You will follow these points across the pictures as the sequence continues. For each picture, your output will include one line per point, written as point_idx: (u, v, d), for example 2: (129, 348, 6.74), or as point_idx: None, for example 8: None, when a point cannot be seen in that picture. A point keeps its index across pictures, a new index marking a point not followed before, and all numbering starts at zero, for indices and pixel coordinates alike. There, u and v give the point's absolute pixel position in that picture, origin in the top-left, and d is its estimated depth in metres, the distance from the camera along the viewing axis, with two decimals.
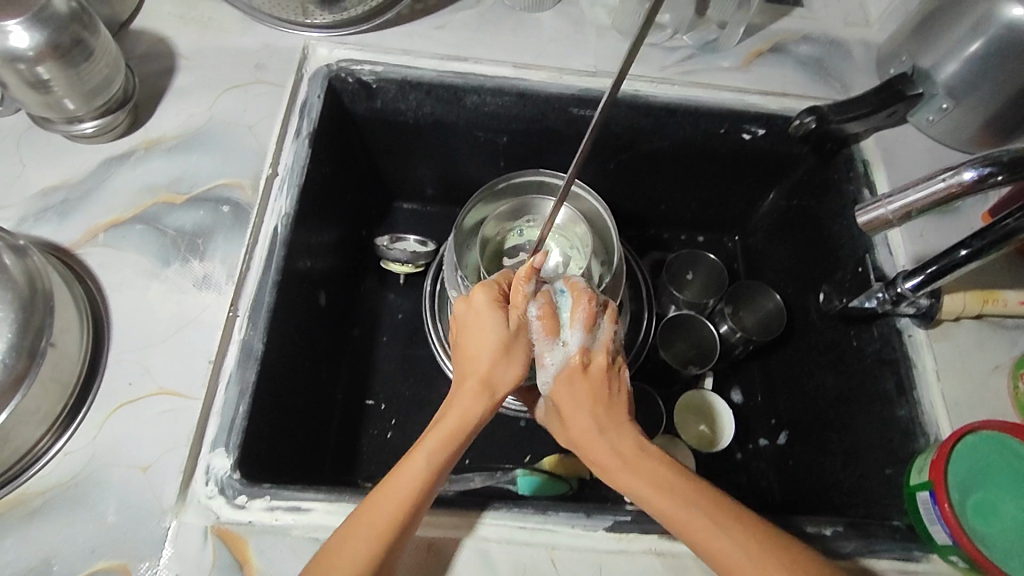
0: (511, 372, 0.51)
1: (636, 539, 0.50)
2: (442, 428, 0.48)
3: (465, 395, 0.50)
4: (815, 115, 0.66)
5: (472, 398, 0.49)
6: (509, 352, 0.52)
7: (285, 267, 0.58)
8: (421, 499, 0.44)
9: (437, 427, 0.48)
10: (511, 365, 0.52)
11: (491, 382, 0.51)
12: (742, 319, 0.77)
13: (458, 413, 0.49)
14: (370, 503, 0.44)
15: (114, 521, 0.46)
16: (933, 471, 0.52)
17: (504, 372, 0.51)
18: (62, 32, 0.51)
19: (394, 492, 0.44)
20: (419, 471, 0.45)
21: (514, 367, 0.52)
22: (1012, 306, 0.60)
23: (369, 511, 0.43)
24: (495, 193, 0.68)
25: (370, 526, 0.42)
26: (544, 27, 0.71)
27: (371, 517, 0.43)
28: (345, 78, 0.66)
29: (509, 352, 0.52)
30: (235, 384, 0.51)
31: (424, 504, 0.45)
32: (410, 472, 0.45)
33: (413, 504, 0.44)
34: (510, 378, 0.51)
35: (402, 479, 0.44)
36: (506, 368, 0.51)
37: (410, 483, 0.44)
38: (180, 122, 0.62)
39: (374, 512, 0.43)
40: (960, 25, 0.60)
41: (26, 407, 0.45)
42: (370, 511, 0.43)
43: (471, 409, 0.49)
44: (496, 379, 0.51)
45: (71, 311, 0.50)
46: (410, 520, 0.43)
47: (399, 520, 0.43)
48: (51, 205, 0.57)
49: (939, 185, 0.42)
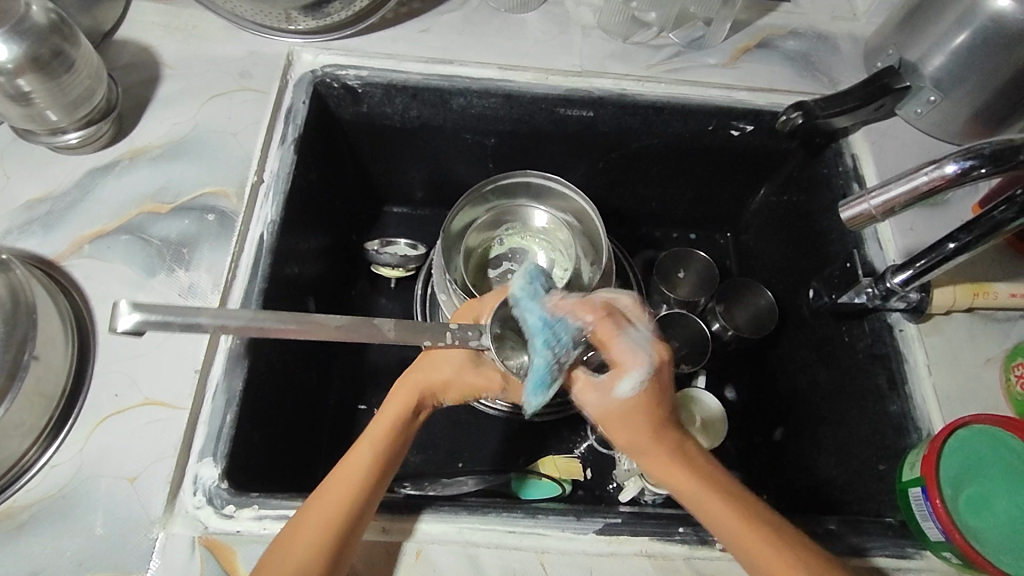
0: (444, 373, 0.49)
1: (627, 541, 0.49)
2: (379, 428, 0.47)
3: (399, 393, 0.49)
4: (802, 110, 0.65)
5: (408, 390, 0.49)
6: (450, 365, 0.49)
7: (272, 274, 0.57)
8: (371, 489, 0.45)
9: (377, 425, 0.48)
10: (452, 369, 0.49)
11: (432, 381, 0.49)
12: (735, 316, 0.76)
13: (395, 401, 0.49)
14: (325, 486, 0.44)
15: (101, 533, 0.46)
16: (923, 467, 0.52)
17: (439, 368, 0.49)
18: (41, 43, 0.51)
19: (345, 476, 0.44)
20: (365, 460, 0.45)
21: (449, 372, 0.49)
22: (1004, 299, 0.59)
23: (324, 494, 0.44)
24: (483, 196, 0.69)
25: (326, 505, 0.43)
26: (531, 28, 0.71)
27: (328, 496, 0.43)
28: (331, 83, 0.66)
29: (460, 367, 0.49)
30: (222, 393, 0.51)
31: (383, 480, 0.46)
32: (357, 464, 0.45)
33: (369, 489, 0.44)
34: (449, 387, 0.49)
35: (349, 473, 0.45)
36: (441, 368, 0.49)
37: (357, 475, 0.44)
38: (165, 131, 0.62)
39: (328, 495, 0.43)
40: (946, 18, 0.60)
41: (11, 419, 0.45)
42: (324, 495, 0.44)
43: (405, 399, 0.49)
44: (433, 380, 0.49)
45: (56, 323, 0.50)
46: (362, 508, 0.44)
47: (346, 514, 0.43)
48: (36, 216, 0.57)
49: (922, 179, 0.42)
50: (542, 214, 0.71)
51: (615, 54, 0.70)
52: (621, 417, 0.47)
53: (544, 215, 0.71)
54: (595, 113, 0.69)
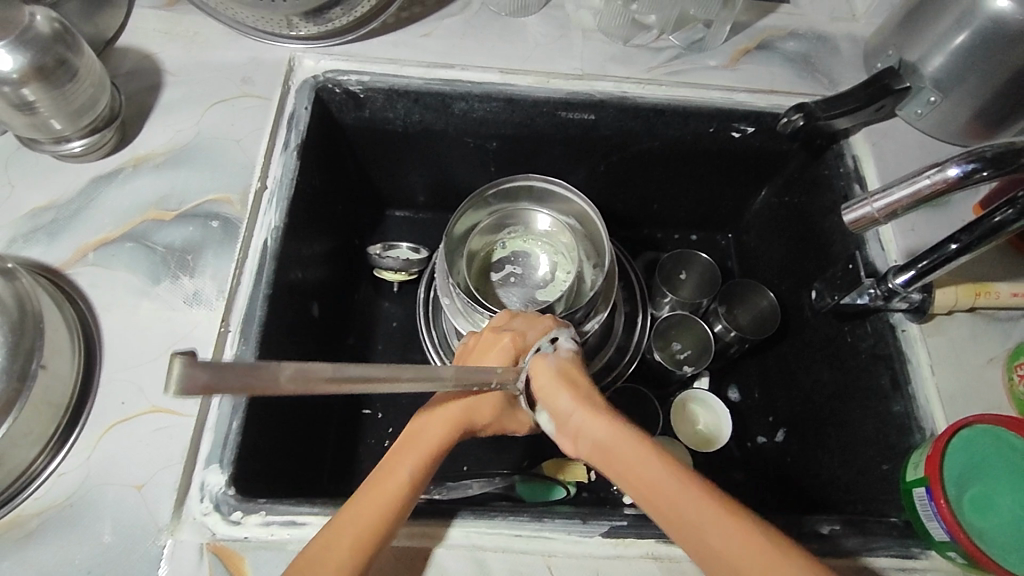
0: (489, 410, 0.50)
1: (633, 543, 0.50)
2: (421, 447, 0.47)
3: (444, 413, 0.49)
4: (803, 112, 0.66)
5: (454, 412, 0.49)
6: (489, 406, 0.50)
7: (276, 280, 0.57)
8: (402, 512, 0.44)
9: (418, 443, 0.47)
10: (493, 413, 0.50)
11: (476, 415, 0.50)
12: (737, 316, 0.78)
13: (443, 418, 0.49)
14: (355, 503, 0.43)
15: (109, 541, 0.46)
16: (927, 468, 0.52)
17: (483, 405, 0.50)
18: (45, 53, 0.52)
19: (381, 495, 0.43)
20: (403, 481, 0.45)
21: (491, 410, 0.50)
22: (1006, 299, 0.59)
23: (354, 512, 0.42)
24: (485, 200, 0.69)
25: (357, 523, 0.42)
26: (531, 31, 0.71)
27: (359, 515, 0.42)
28: (333, 88, 0.66)
29: (500, 411, 0.51)
30: (228, 400, 0.51)
31: (419, 492, 0.46)
32: (392, 485, 0.44)
33: (404, 502, 0.44)
34: (484, 427, 0.51)
35: (387, 491, 0.44)
36: (484, 405, 0.50)
37: (392, 497, 0.44)
38: (168, 138, 0.62)
39: (360, 514, 0.42)
40: (945, 19, 0.60)
41: (19, 429, 0.46)
42: (355, 513, 0.42)
43: (451, 422, 0.48)
44: (477, 416, 0.50)
45: (62, 332, 0.50)
46: (390, 530, 0.43)
47: (383, 527, 0.42)
48: (41, 225, 0.57)
49: (924, 182, 0.42)
50: (545, 216, 0.71)
51: (617, 57, 0.70)
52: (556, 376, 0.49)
53: (547, 218, 0.71)
54: (596, 116, 0.69)
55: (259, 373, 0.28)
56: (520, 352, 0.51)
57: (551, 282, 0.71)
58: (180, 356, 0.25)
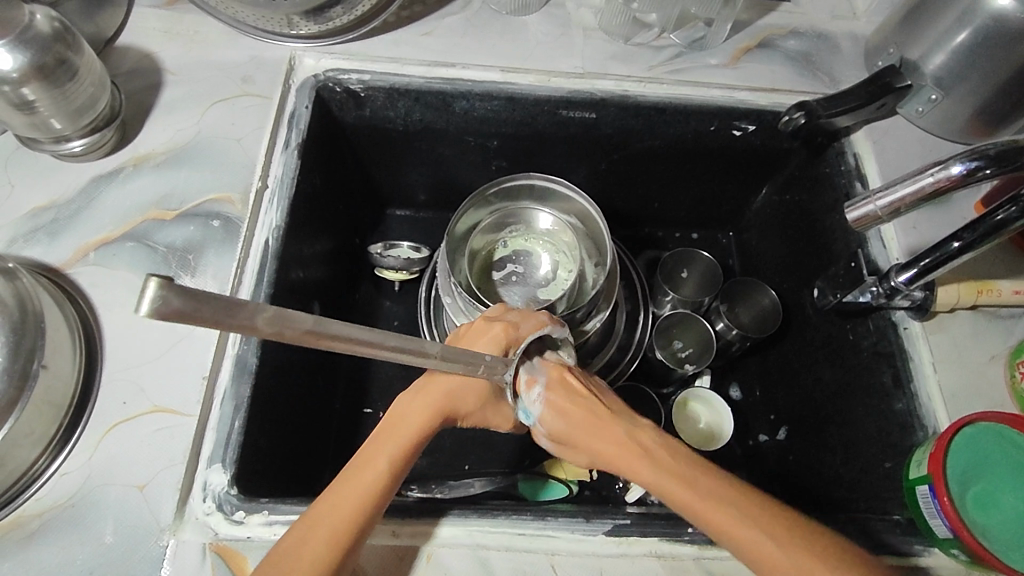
0: (471, 400, 0.50)
1: (637, 542, 0.50)
2: (400, 438, 0.47)
3: (422, 402, 0.49)
4: (804, 110, 0.66)
5: (433, 401, 0.49)
6: (472, 396, 0.50)
7: (278, 280, 0.57)
8: (379, 503, 0.43)
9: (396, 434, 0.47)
10: (476, 402, 0.50)
11: (456, 405, 0.50)
12: (739, 315, 0.77)
13: (421, 408, 0.48)
14: (332, 496, 0.43)
15: (111, 541, 0.46)
16: (930, 465, 0.52)
17: (465, 395, 0.50)
18: (45, 52, 0.52)
19: (356, 487, 0.43)
20: (379, 472, 0.44)
21: (475, 398, 0.50)
22: (1007, 296, 0.59)
23: (332, 505, 0.42)
24: (486, 199, 0.69)
25: (334, 516, 0.42)
26: (532, 30, 0.71)
27: (336, 509, 0.42)
28: (333, 87, 0.66)
29: (484, 402, 0.51)
30: (230, 399, 0.51)
31: (397, 484, 0.45)
32: (367, 477, 0.44)
33: (381, 493, 0.44)
34: (466, 416, 0.51)
35: (364, 481, 0.43)
36: (466, 395, 0.50)
37: (369, 488, 0.43)
38: (169, 137, 0.62)
39: (337, 507, 0.42)
40: (947, 16, 0.60)
41: (20, 429, 0.45)
42: (333, 506, 0.42)
43: (430, 411, 0.48)
44: (458, 405, 0.50)
45: (63, 331, 0.50)
46: (367, 522, 0.42)
47: (359, 518, 0.42)
48: (41, 224, 0.57)
49: (927, 180, 0.42)
50: (546, 215, 0.71)
51: (618, 56, 0.70)
52: (557, 421, 0.50)
53: (548, 217, 0.71)
54: (597, 115, 0.69)
55: (236, 311, 0.28)
56: (512, 342, 0.51)
57: (552, 280, 0.71)
58: (156, 277, 0.24)
